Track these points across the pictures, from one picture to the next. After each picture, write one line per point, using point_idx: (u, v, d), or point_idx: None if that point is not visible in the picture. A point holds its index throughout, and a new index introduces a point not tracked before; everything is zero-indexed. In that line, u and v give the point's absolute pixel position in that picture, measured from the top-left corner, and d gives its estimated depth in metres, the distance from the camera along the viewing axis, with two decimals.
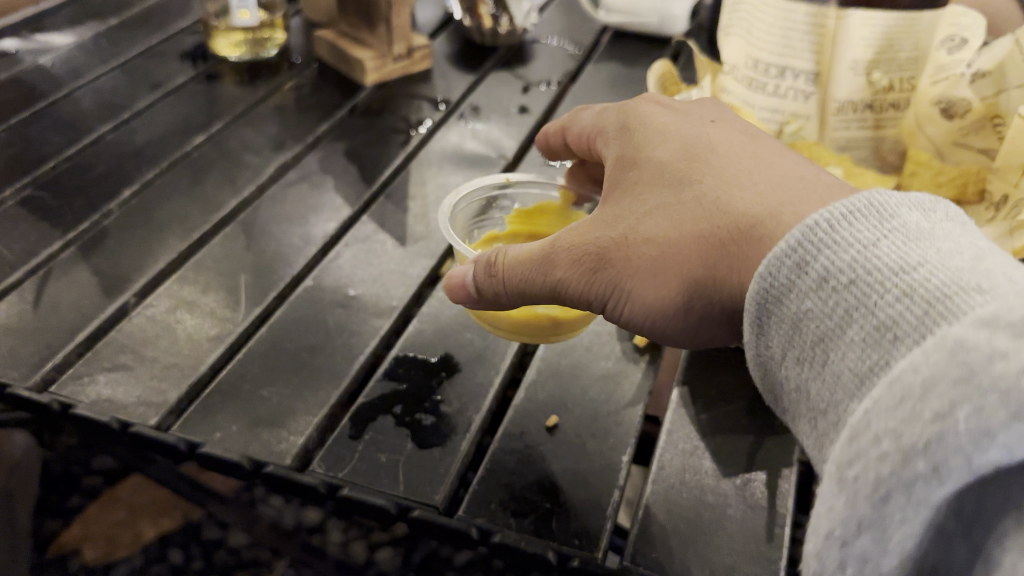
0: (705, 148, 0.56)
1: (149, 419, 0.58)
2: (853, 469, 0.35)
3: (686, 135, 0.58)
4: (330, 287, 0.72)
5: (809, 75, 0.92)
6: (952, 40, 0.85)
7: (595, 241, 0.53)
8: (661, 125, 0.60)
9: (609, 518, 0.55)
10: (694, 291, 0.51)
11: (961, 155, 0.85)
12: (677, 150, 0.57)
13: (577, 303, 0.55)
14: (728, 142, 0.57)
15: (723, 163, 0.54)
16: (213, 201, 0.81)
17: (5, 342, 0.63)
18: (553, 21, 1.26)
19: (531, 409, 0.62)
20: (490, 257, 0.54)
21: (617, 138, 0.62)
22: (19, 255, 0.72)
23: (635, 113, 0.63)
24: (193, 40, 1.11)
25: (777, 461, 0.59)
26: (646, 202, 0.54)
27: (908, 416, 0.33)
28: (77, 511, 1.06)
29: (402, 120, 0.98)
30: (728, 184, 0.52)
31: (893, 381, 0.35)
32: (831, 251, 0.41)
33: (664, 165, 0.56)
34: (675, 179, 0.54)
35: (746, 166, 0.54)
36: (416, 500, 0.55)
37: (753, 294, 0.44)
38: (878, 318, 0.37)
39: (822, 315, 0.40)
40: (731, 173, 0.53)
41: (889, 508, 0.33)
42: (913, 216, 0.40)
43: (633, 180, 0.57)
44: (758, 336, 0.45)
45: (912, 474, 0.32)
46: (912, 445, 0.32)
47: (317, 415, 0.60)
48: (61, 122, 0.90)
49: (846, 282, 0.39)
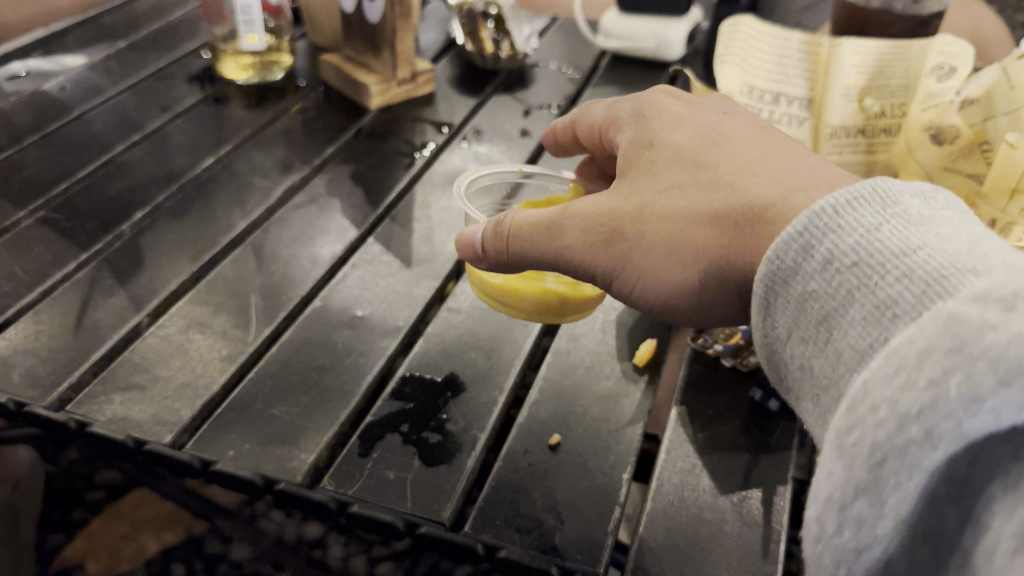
0: (719, 136, 0.60)
1: (164, 437, 0.60)
2: (852, 436, 0.37)
3: (701, 122, 0.62)
4: (338, 307, 0.74)
5: (803, 101, 0.94)
6: (940, 68, 0.90)
7: (609, 214, 0.57)
8: (676, 111, 0.63)
9: (610, 534, 0.57)
10: (705, 267, 0.55)
11: (951, 180, 0.85)
12: (693, 135, 0.60)
13: (586, 271, 0.59)
14: (741, 130, 0.60)
15: (738, 150, 0.58)
16: (223, 223, 0.83)
17: (23, 361, 0.65)
18: (553, 44, 1.29)
19: (534, 428, 0.64)
20: (504, 221, 0.59)
21: (631, 121, 0.65)
22: (34, 275, 0.74)
23: (650, 100, 0.66)
24: (202, 63, 1.14)
25: (773, 478, 0.61)
26: (661, 181, 0.58)
27: (903, 385, 0.35)
28: (80, 526, 1.08)
29: (406, 143, 1.00)
30: (742, 171, 0.56)
31: (890, 352, 0.37)
32: (835, 235, 0.43)
33: (680, 148, 0.59)
34: (692, 162, 0.58)
35: (759, 154, 0.57)
36: (423, 517, 0.56)
37: (762, 276, 0.47)
38: (879, 298, 0.40)
39: (827, 295, 0.43)
40: (745, 160, 0.57)
41: (885, 472, 0.35)
42: (914, 202, 0.43)
43: (648, 160, 0.60)
44: (765, 316, 0.48)
45: (907, 439, 0.35)
46: (907, 411, 0.35)
47: (327, 433, 0.62)
48: (73, 144, 0.92)
49: (850, 263, 0.42)
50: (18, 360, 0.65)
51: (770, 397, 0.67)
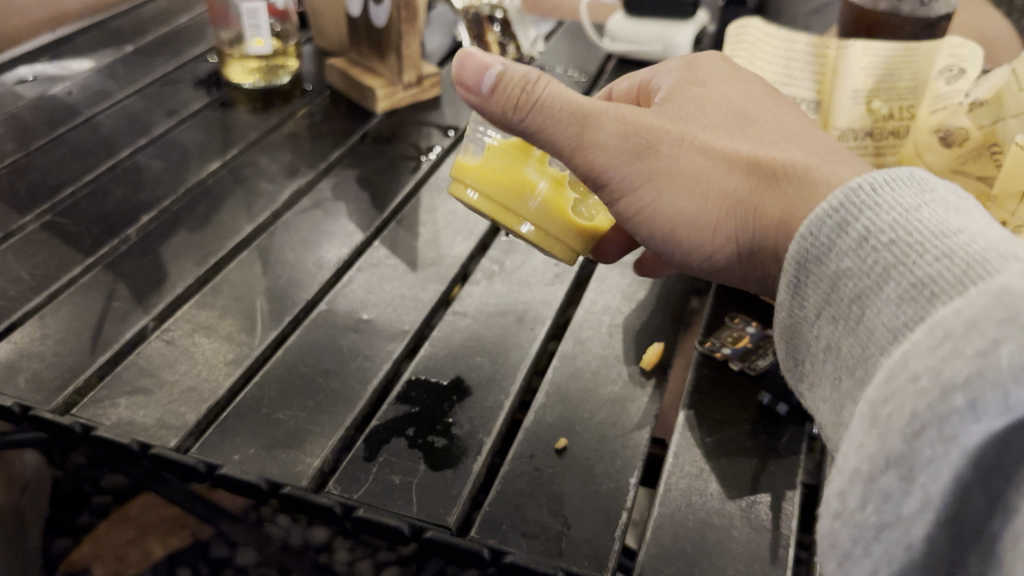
0: (763, 109, 0.66)
1: (169, 441, 0.60)
2: (888, 407, 0.37)
3: (745, 95, 0.67)
4: (343, 311, 0.74)
5: (811, 104, 0.94)
6: (950, 70, 0.88)
7: (645, 129, 0.59)
8: (726, 79, 0.69)
9: (617, 539, 0.56)
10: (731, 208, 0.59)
11: (958, 183, 0.85)
12: (738, 101, 0.66)
13: (598, 180, 0.60)
14: (780, 109, 0.67)
15: (778, 123, 0.64)
16: (229, 227, 0.83)
17: (28, 365, 0.65)
18: (560, 48, 1.29)
19: (540, 432, 0.64)
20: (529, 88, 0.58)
21: (681, 73, 0.70)
22: (40, 280, 0.74)
23: (705, 61, 0.71)
24: (207, 67, 1.14)
25: (782, 483, 0.61)
26: (704, 122, 0.62)
27: (948, 355, 0.35)
28: (86, 531, 1.08)
29: (412, 147, 1.00)
30: (781, 139, 0.62)
31: (934, 324, 0.36)
32: (872, 212, 0.44)
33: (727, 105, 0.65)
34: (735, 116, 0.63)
35: (796, 132, 0.64)
36: (429, 521, 0.56)
37: (795, 252, 0.48)
38: (916, 274, 0.40)
39: (860, 273, 0.43)
40: (784, 132, 0.63)
41: (921, 444, 0.35)
42: (950, 194, 0.44)
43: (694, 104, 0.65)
44: (794, 294, 0.49)
45: (950, 408, 0.34)
46: (952, 380, 0.34)
47: (333, 437, 0.61)
48: (80, 148, 0.93)
49: (886, 240, 0.42)
50: (23, 364, 0.64)
51: (779, 401, 0.66)
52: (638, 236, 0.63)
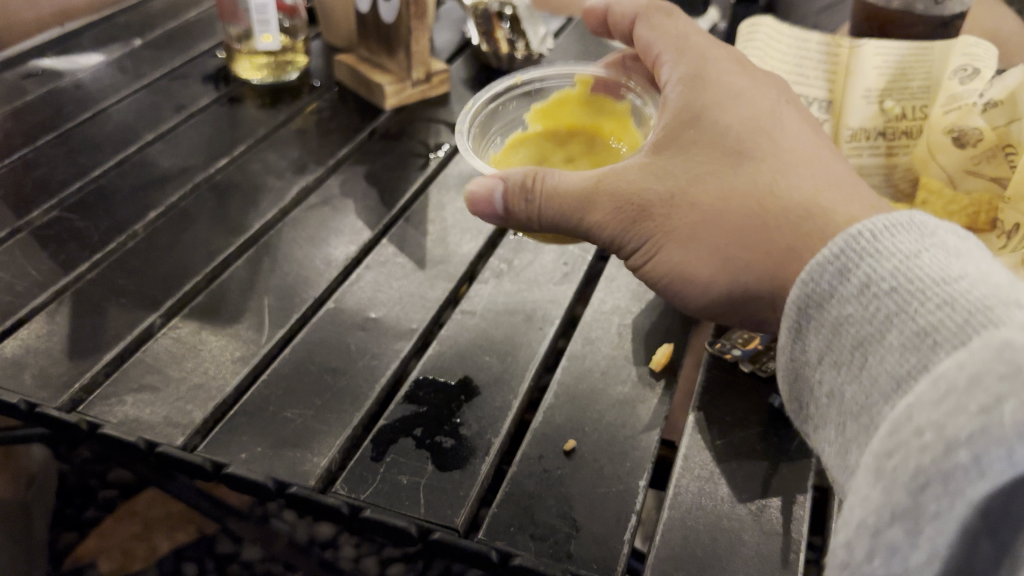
0: (770, 128, 0.60)
1: (176, 439, 0.60)
2: (892, 460, 0.36)
3: (753, 107, 0.61)
4: (352, 309, 0.73)
5: (823, 104, 0.92)
6: (965, 70, 0.87)
7: (640, 192, 0.57)
8: (735, 90, 0.62)
9: (626, 542, 0.56)
10: (727, 267, 0.56)
11: (972, 183, 0.86)
12: (743, 120, 0.60)
13: (603, 242, 0.59)
14: (789, 127, 0.61)
15: (784, 149, 0.59)
16: (237, 224, 0.82)
17: (36, 362, 0.64)
18: (569, 45, 1.28)
19: (549, 433, 0.63)
20: (528, 182, 0.57)
21: (684, 78, 0.63)
22: (46, 275, 0.73)
23: (710, 60, 0.65)
24: (216, 62, 1.13)
25: (792, 487, 0.60)
26: (702, 164, 0.58)
27: (952, 410, 0.34)
28: (92, 525, 1.08)
29: (421, 144, 1.00)
30: (784, 173, 0.57)
31: (937, 378, 0.36)
32: (873, 260, 0.43)
33: (727, 130, 0.59)
34: (735, 150, 0.58)
35: (802, 157, 0.59)
36: (437, 522, 0.56)
37: (794, 301, 0.47)
38: (918, 324, 0.39)
39: (862, 320, 0.43)
40: (788, 162, 0.58)
41: (925, 498, 0.35)
42: (950, 237, 0.43)
43: (695, 135, 0.59)
44: (795, 340, 0.48)
45: (953, 464, 0.34)
46: (956, 435, 0.34)
47: (341, 437, 0.61)
48: (88, 143, 0.92)
49: (888, 289, 0.42)
50: (31, 361, 0.64)
51: None
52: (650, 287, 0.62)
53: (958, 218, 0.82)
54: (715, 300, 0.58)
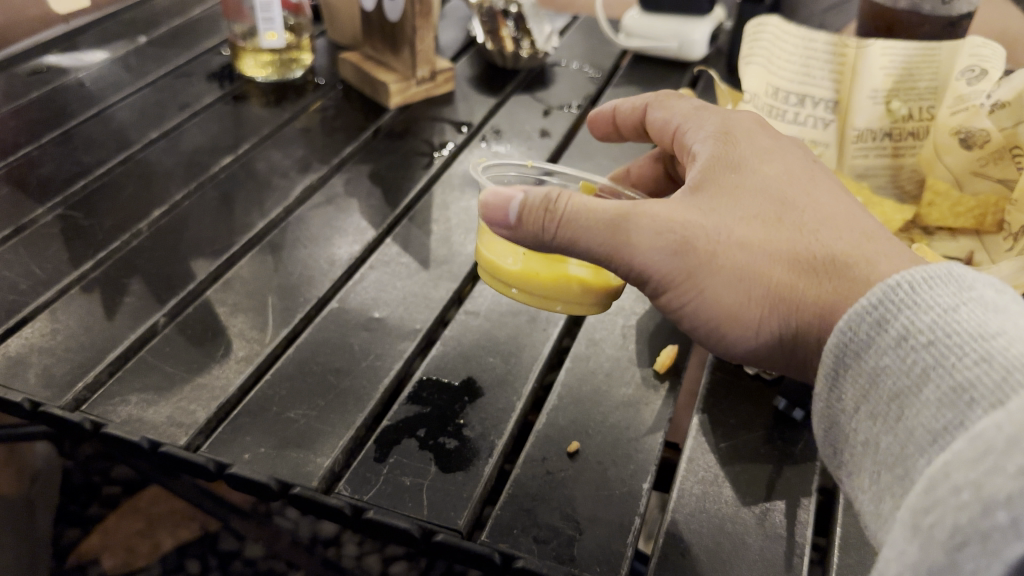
0: (810, 181, 0.58)
1: (179, 439, 0.59)
2: (929, 517, 0.36)
3: (791, 162, 0.60)
4: (355, 309, 0.73)
5: (829, 103, 0.91)
6: (972, 70, 0.86)
7: (678, 227, 0.54)
8: (770, 145, 0.61)
9: (630, 544, 0.56)
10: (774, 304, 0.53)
11: (979, 185, 0.85)
12: (784, 172, 0.58)
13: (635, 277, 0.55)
14: (830, 183, 0.59)
15: (826, 201, 0.57)
16: (243, 223, 0.82)
17: (40, 361, 0.64)
18: (574, 43, 1.28)
19: (553, 435, 0.63)
20: (552, 199, 0.53)
21: (716, 133, 0.62)
22: (51, 273, 0.73)
23: (738, 117, 0.64)
24: (221, 60, 1.13)
25: (797, 490, 0.60)
26: (741, 208, 0.55)
27: (988, 469, 0.34)
28: (96, 521, 1.08)
29: (425, 143, 0.99)
30: (830, 223, 0.55)
31: (975, 436, 0.35)
32: (911, 312, 0.43)
33: (768, 180, 0.57)
34: (777, 198, 0.56)
35: (845, 210, 0.57)
36: (439, 524, 0.56)
37: (833, 346, 0.47)
38: (955, 379, 0.39)
39: (899, 372, 0.42)
40: (832, 213, 0.56)
41: (962, 557, 0.34)
42: (990, 290, 0.43)
43: (732, 180, 0.57)
44: (831, 387, 0.47)
45: (991, 525, 0.33)
46: (993, 497, 0.33)
47: (344, 437, 0.61)
48: (92, 141, 0.92)
49: (925, 342, 0.41)
50: (35, 359, 0.64)
51: (794, 407, 0.65)
52: (684, 328, 0.58)
53: (965, 220, 0.81)
54: (762, 340, 0.55)
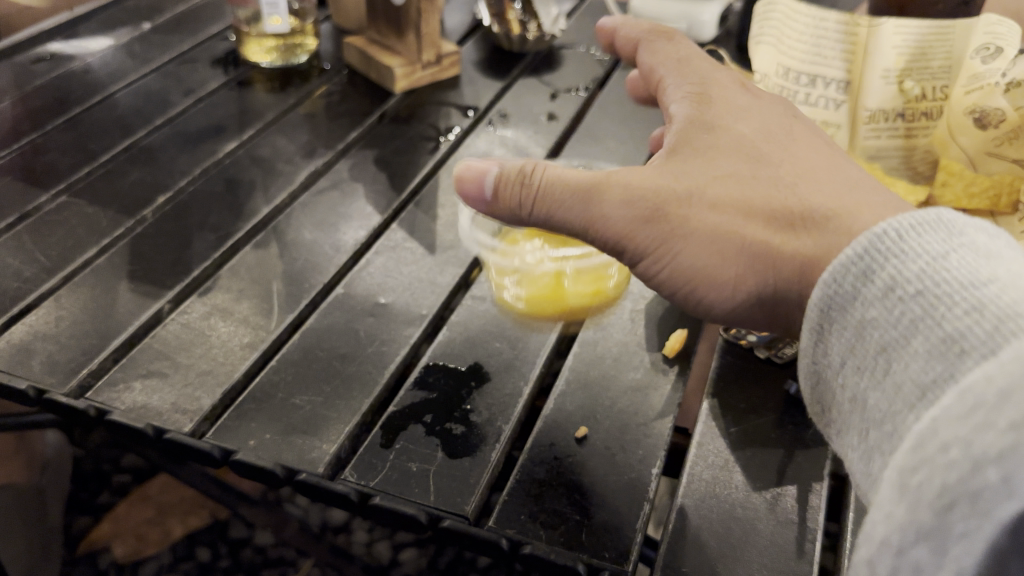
0: (787, 138, 0.58)
1: (183, 426, 0.59)
2: (918, 476, 0.34)
3: (768, 120, 0.59)
4: (361, 294, 0.73)
5: (841, 84, 0.89)
6: (987, 49, 0.84)
7: (648, 189, 0.54)
8: (748, 106, 0.60)
9: (639, 531, 0.55)
10: (750, 264, 0.52)
11: (993, 165, 0.84)
12: (759, 130, 0.58)
13: (612, 246, 0.56)
14: (811, 139, 0.58)
15: (803, 156, 0.56)
16: (247, 208, 0.82)
17: (44, 349, 0.64)
18: (581, 26, 1.27)
19: (560, 421, 0.63)
20: (525, 173, 0.55)
21: (693, 96, 0.62)
22: (56, 260, 0.73)
23: (712, 78, 0.63)
24: (225, 46, 1.12)
25: (808, 475, 0.59)
26: (715, 166, 0.55)
27: (979, 426, 0.33)
28: (107, 509, 1.08)
29: (431, 127, 0.99)
30: (807, 177, 0.54)
31: (964, 390, 0.34)
32: (898, 261, 0.42)
33: (742, 139, 0.57)
34: (752, 155, 0.56)
35: (825, 165, 0.56)
36: (446, 510, 0.55)
37: (818, 302, 0.45)
38: (944, 331, 0.38)
39: (887, 324, 0.41)
40: (809, 167, 0.55)
41: (952, 519, 0.33)
42: (980, 236, 0.41)
43: (707, 141, 0.57)
44: (817, 343, 0.46)
45: (982, 483, 0.32)
46: (984, 454, 0.32)
47: (349, 423, 0.60)
48: (97, 127, 0.92)
49: (913, 291, 0.40)
50: (39, 347, 0.64)
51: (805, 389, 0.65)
52: (666, 295, 0.57)
53: (978, 201, 0.80)
54: (740, 303, 0.54)
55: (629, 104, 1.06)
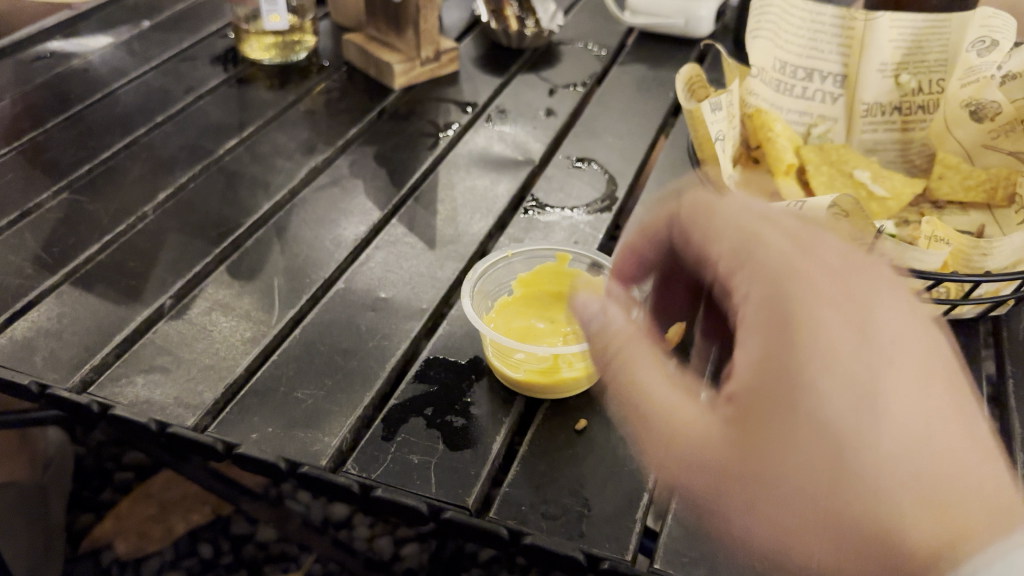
0: (877, 391, 0.46)
1: (186, 420, 0.59)
2: None
3: (858, 348, 0.47)
4: (362, 289, 0.73)
5: (837, 77, 0.90)
6: (983, 42, 0.83)
7: (713, 449, 0.46)
8: (844, 319, 0.48)
9: (639, 520, 0.55)
10: (785, 539, 0.46)
11: (990, 159, 0.83)
12: (848, 381, 0.46)
13: (655, 453, 0.49)
14: (903, 380, 0.46)
15: (889, 417, 0.45)
16: (248, 205, 0.82)
17: (47, 344, 0.64)
18: (579, 22, 1.27)
19: (560, 413, 0.63)
20: (604, 345, 0.54)
21: (767, 317, 0.48)
22: (58, 257, 0.73)
23: (797, 274, 0.49)
24: (224, 43, 1.13)
25: None
26: (793, 453, 0.45)
27: None
28: (110, 506, 1.09)
29: (430, 124, 0.99)
30: (886, 465, 0.45)
31: None
32: None
33: (828, 400, 0.45)
34: (837, 446, 0.45)
35: (911, 452, 0.45)
36: (448, 501, 0.56)
37: None
38: None
39: None
40: (892, 451, 0.45)
41: None
42: None
43: (787, 412, 0.45)
44: None
45: None
46: None
47: (351, 417, 0.61)
48: (97, 125, 0.92)
49: None
50: (42, 342, 0.65)
51: None
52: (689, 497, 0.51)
53: (973, 194, 0.80)
54: (772, 543, 0.47)
55: (627, 100, 1.06)
